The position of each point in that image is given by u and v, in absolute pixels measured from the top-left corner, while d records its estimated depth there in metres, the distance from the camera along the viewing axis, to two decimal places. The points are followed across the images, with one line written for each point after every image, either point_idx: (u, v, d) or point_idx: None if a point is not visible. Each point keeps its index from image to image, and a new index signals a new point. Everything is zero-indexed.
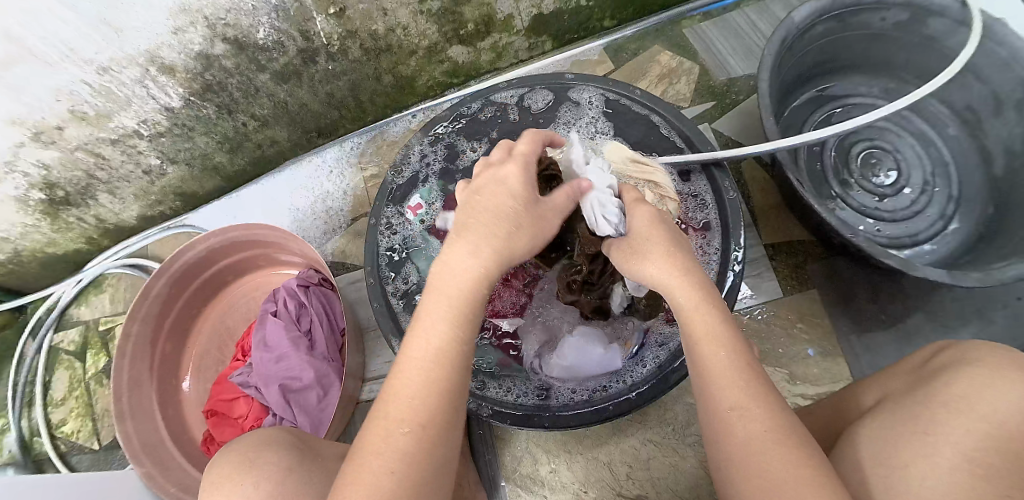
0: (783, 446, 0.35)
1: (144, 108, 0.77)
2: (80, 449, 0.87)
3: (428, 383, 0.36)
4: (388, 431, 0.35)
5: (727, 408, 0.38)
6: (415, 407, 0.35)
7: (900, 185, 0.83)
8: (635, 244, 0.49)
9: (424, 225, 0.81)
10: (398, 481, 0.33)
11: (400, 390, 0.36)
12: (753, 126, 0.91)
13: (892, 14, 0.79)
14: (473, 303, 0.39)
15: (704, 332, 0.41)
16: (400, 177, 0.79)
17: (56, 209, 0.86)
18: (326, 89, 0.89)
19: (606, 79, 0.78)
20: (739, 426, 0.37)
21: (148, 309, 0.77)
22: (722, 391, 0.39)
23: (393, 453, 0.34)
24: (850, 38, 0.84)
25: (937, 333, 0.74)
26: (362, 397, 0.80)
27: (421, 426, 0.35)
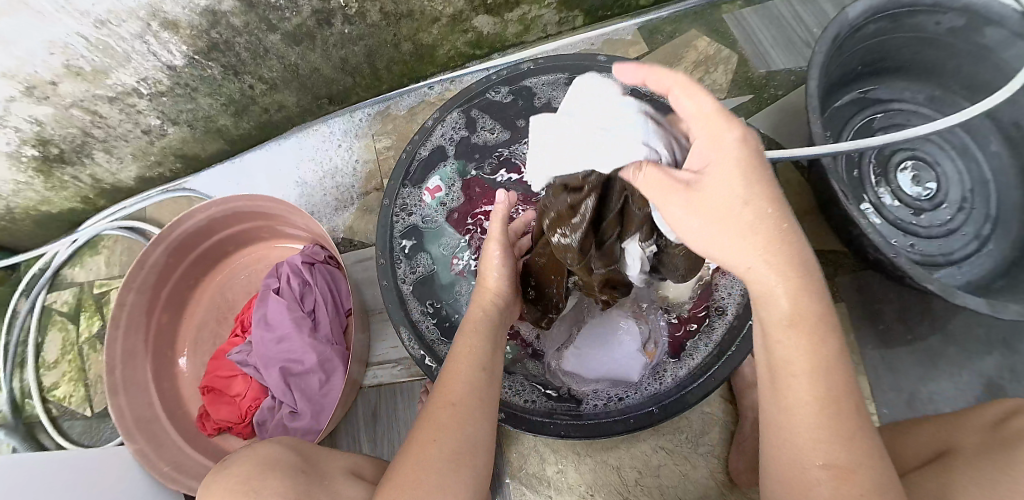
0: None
1: (144, 65, 0.71)
2: (72, 414, 0.85)
3: (467, 374, 0.45)
4: (441, 410, 0.42)
5: (817, 465, 0.35)
6: (458, 393, 0.43)
7: (937, 201, 0.80)
8: (703, 196, 0.37)
9: (443, 209, 0.77)
10: (443, 447, 0.39)
11: (445, 383, 0.45)
12: (792, 124, 0.85)
13: (948, 18, 0.73)
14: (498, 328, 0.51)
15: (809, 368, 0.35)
16: (420, 156, 0.74)
17: (50, 166, 0.82)
18: (339, 54, 0.82)
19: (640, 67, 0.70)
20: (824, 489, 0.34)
21: (144, 279, 0.74)
22: (814, 447, 0.35)
23: (443, 428, 0.41)
24: (901, 39, 0.78)
25: (961, 357, 0.73)
26: (365, 381, 0.77)
27: (465, 413, 0.42)
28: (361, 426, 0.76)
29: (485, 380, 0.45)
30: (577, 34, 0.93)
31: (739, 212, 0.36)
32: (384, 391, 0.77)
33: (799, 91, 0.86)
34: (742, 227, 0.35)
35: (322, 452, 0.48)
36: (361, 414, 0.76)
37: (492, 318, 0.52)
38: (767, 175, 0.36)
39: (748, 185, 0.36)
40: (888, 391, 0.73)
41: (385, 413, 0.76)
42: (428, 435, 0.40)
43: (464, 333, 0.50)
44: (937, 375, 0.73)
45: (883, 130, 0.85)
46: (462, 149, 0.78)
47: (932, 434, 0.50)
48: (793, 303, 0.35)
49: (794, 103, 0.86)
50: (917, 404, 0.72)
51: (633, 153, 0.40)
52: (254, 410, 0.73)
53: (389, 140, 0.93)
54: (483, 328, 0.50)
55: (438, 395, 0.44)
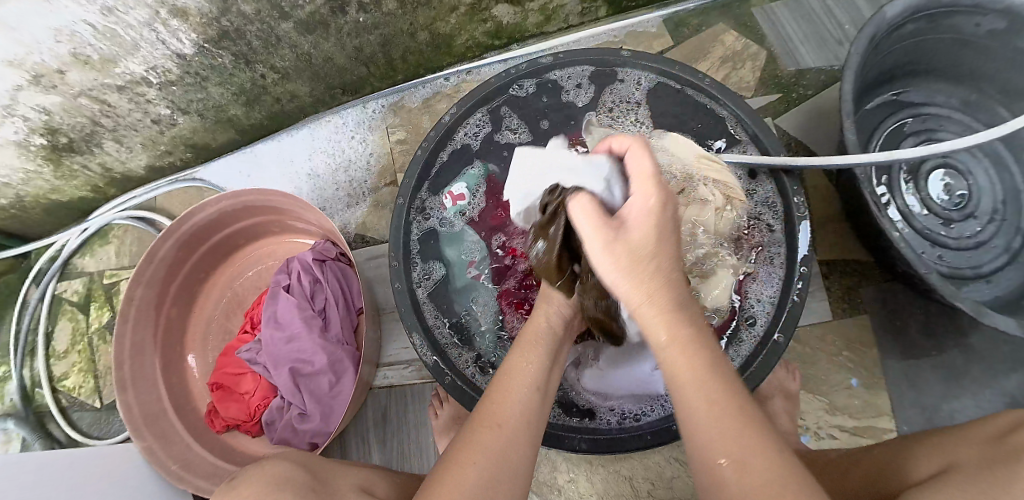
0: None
1: (153, 53, 0.70)
2: (81, 405, 0.85)
3: (520, 398, 0.42)
4: (486, 432, 0.39)
5: (712, 455, 0.32)
6: (508, 418, 0.41)
7: (968, 211, 0.76)
8: (628, 242, 0.39)
9: (462, 216, 0.74)
10: (480, 470, 0.37)
11: (495, 403, 0.42)
12: (825, 126, 0.81)
13: (988, 21, 0.68)
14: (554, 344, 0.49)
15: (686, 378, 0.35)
16: (440, 156, 0.72)
17: (59, 155, 0.81)
18: (354, 43, 0.79)
19: (671, 64, 0.68)
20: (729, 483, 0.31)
21: (153, 273, 0.73)
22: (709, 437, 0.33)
23: (484, 452, 0.38)
24: (934, 41, 0.74)
25: (986, 375, 0.70)
26: (374, 382, 0.76)
27: (512, 439, 0.39)
28: (369, 428, 0.75)
29: (537, 407, 0.43)
30: (600, 25, 0.89)
31: (647, 267, 0.38)
32: (394, 391, 0.76)
33: (832, 90, 0.82)
34: (642, 280, 0.38)
35: (335, 474, 0.46)
36: (370, 415, 0.75)
37: (557, 333, 0.50)
38: (670, 236, 0.40)
39: (660, 242, 0.39)
40: (910, 408, 0.71)
41: (393, 416, 0.75)
42: (466, 455, 0.38)
43: (522, 349, 0.47)
44: (960, 391, 0.70)
45: (914, 135, 0.80)
46: (484, 153, 0.75)
47: (932, 452, 0.42)
48: (662, 326, 0.37)
49: (826, 103, 0.82)
50: (939, 423, 0.69)
51: (591, 186, 0.45)
52: (263, 408, 0.72)
53: (403, 133, 0.90)
54: (543, 348, 0.47)
55: (484, 413, 0.41)
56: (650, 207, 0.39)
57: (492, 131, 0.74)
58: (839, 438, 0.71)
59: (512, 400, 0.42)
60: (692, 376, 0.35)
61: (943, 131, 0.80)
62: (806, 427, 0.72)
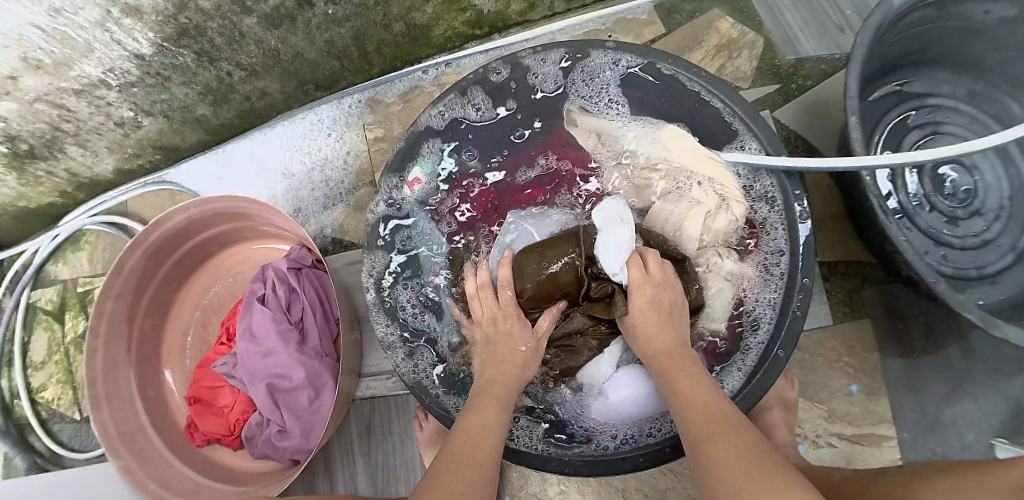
0: (744, 454, 0.38)
1: (109, 54, 0.65)
2: (62, 417, 0.84)
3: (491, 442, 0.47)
4: (464, 465, 0.43)
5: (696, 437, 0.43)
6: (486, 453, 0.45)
7: (974, 208, 0.74)
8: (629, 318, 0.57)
9: (423, 205, 0.73)
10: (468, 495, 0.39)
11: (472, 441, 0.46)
12: (825, 121, 0.77)
13: (998, 8, 0.64)
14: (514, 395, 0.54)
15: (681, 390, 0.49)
16: (412, 147, 0.69)
17: (21, 162, 0.78)
18: (324, 37, 0.75)
19: (647, 51, 0.63)
20: (708, 452, 0.41)
21: (123, 285, 0.70)
22: (694, 427, 0.44)
23: (469, 481, 0.41)
24: (942, 29, 0.69)
25: (988, 379, 0.69)
26: (358, 393, 0.74)
27: (489, 473, 0.43)
28: (356, 440, 0.73)
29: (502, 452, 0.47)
30: (587, 12, 0.84)
31: (650, 322, 0.55)
32: (378, 403, 0.74)
33: (831, 81, 0.78)
34: (649, 324, 0.56)
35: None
36: (356, 426, 0.74)
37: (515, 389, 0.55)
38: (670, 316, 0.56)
39: (646, 314, 0.56)
40: (911, 413, 0.70)
41: (381, 428, 0.73)
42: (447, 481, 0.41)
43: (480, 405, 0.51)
44: (961, 396, 0.69)
45: (918, 128, 0.77)
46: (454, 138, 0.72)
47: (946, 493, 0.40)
48: (658, 351, 0.54)
49: (826, 94, 0.78)
50: (939, 428, 0.68)
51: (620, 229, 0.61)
52: (243, 422, 0.71)
53: (382, 129, 0.86)
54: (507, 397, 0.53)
55: (460, 448, 0.45)
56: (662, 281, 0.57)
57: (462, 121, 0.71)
58: (836, 445, 0.70)
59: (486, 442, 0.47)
60: (683, 388, 0.49)
61: (948, 124, 0.76)
62: (804, 436, 0.71)
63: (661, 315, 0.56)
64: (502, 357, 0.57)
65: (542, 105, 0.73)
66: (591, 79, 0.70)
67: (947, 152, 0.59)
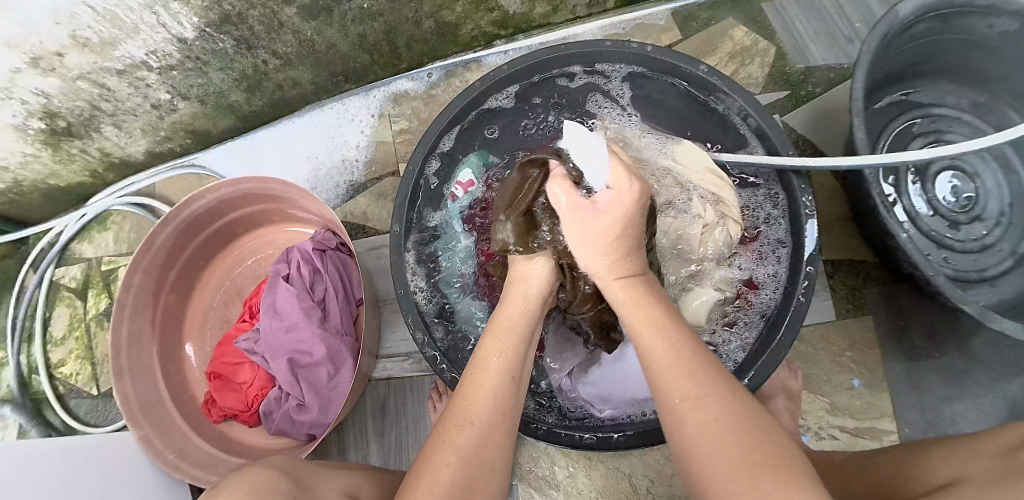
0: (741, 437, 0.32)
1: (154, 37, 0.69)
2: (79, 392, 0.85)
3: (494, 384, 0.41)
4: (452, 433, 0.38)
5: (673, 400, 0.36)
6: (478, 412, 0.39)
7: (974, 214, 0.76)
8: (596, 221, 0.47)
9: (463, 206, 0.75)
10: (455, 471, 0.35)
11: (464, 400, 0.40)
12: (833, 124, 0.80)
13: (1001, 22, 0.66)
14: (521, 331, 0.46)
15: (643, 334, 0.40)
16: (453, 140, 0.72)
17: (57, 139, 0.80)
18: (358, 30, 0.78)
19: (675, 58, 0.65)
20: (690, 423, 0.34)
21: (151, 260, 0.72)
22: (663, 385, 0.37)
23: (454, 450, 0.36)
24: (946, 41, 0.72)
25: (988, 379, 0.69)
26: (373, 374, 0.75)
27: (483, 437, 0.38)
28: (368, 419, 0.74)
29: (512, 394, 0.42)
30: (608, 18, 0.88)
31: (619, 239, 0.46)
32: (392, 384, 0.75)
33: (840, 88, 0.81)
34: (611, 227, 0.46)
35: (314, 475, 0.47)
36: (368, 405, 0.75)
37: (529, 320, 0.48)
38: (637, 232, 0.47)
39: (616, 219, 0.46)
40: (911, 410, 0.71)
41: (392, 408, 0.74)
42: (441, 449, 0.37)
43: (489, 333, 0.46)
44: (961, 395, 0.69)
45: (923, 136, 0.79)
46: (468, 136, 0.74)
47: (945, 458, 0.41)
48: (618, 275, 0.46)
49: (835, 101, 0.81)
50: (941, 425, 0.69)
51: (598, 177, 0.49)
52: (261, 398, 0.72)
53: (406, 122, 0.89)
54: (516, 334, 0.46)
55: (453, 412, 0.40)
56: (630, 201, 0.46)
57: (486, 118, 0.74)
58: (839, 438, 0.71)
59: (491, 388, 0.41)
60: (648, 333, 0.40)
61: (950, 133, 0.79)
62: (807, 427, 0.72)
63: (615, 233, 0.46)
64: (520, 271, 0.52)
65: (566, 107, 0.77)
66: (608, 77, 0.73)
67: (949, 152, 0.60)
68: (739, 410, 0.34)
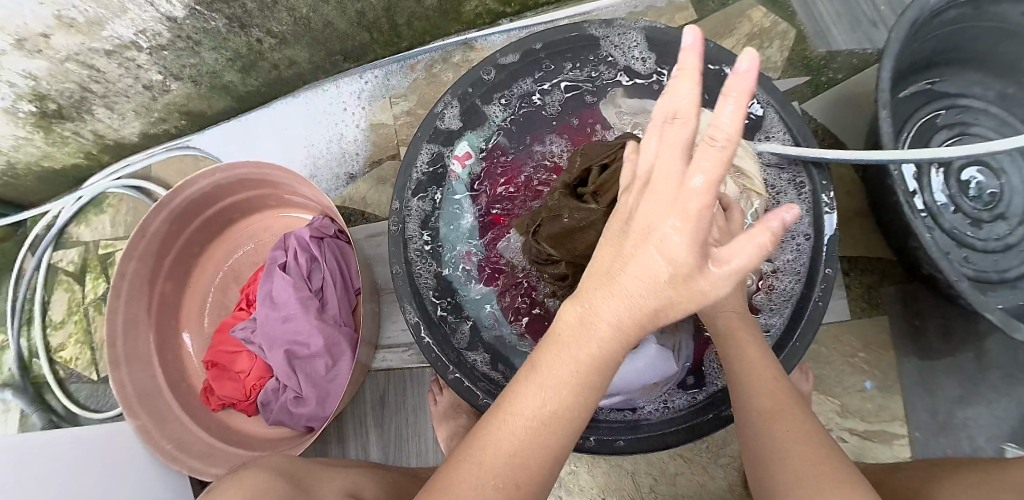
0: (817, 453, 0.36)
1: (142, 16, 0.65)
2: (79, 376, 0.85)
3: (545, 434, 0.31)
4: (479, 477, 0.30)
5: (761, 413, 0.41)
6: (517, 463, 0.30)
7: (998, 212, 0.72)
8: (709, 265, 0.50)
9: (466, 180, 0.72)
10: None
11: (499, 439, 0.31)
12: (854, 113, 0.76)
13: None
14: (604, 370, 0.32)
15: (740, 356, 0.46)
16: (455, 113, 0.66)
17: (48, 122, 0.78)
18: (355, 8, 0.74)
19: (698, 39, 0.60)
20: (774, 432, 0.39)
21: (145, 247, 0.70)
22: (757, 397, 0.42)
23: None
24: (980, 28, 0.68)
25: (1004, 384, 0.67)
26: (373, 364, 0.74)
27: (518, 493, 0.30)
28: (368, 411, 0.74)
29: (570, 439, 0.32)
30: None
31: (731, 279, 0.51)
32: (392, 374, 0.74)
33: (864, 74, 0.77)
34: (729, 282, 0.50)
35: (316, 477, 0.46)
36: (368, 396, 0.74)
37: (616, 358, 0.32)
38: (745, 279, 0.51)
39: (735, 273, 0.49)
40: (923, 413, 0.69)
41: (392, 400, 0.73)
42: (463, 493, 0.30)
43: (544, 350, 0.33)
44: (975, 400, 0.67)
45: (947, 128, 0.75)
46: (471, 116, 0.69)
47: (972, 486, 0.39)
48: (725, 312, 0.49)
49: (859, 88, 0.76)
50: (953, 431, 0.67)
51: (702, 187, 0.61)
52: (259, 388, 0.71)
53: (407, 105, 0.86)
54: (589, 378, 0.31)
55: (483, 444, 0.31)
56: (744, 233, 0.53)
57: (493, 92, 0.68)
58: (848, 440, 0.70)
59: (538, 438, 0.31)
60: (746, 356, 0.45)
61: (977, 125, 0.74)
62: None
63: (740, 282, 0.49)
64: (647, 284, 0.30)
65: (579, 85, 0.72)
66: (622, 48, 0.66)
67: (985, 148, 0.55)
68: (815, 429, 0.39)
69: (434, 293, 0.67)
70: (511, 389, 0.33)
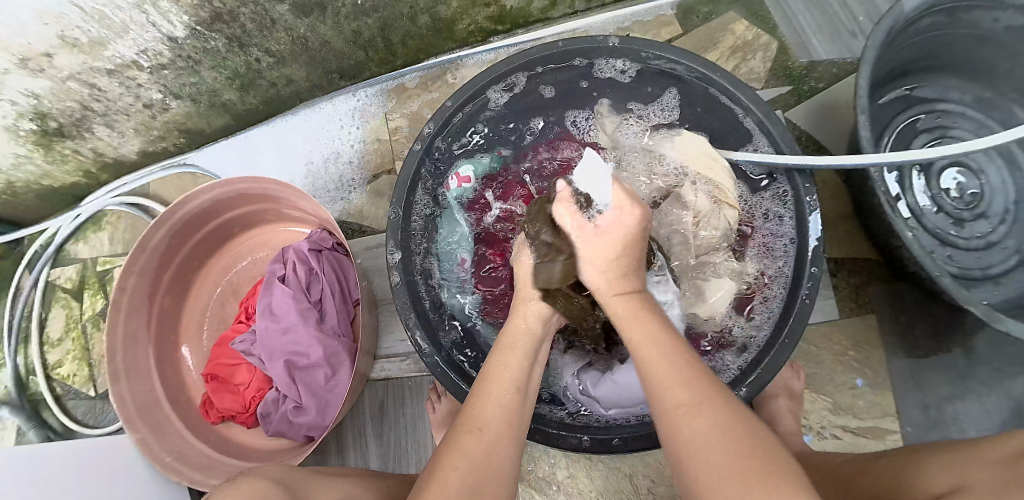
0: (735, 446, 0.33)
1: (143, 36, 0.67)
2: (77, 393, 0.85)
3: (501, 399, 0.42)
4: (471, 435, 0.40)
5: (675, 407, 0.36)
6: (488, 420, 0.41)
7: (979, 211, 0.74)
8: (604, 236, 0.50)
9: (459, 199, 0.74)
10: (462, 474, 0.37)
11: (475, 406, 0.42)
12: (835, 121, 0.80)
13: (1007, 16, 0.65)
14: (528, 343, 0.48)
15: (642, 337, 0.42)
16: (462, 113, 0.66)
17: (49, 140, 0.79)
18: (351, 27, 0.76)
19: (695, 58, 0.62)
20: (685, 430, 0.35)
21: (145, 262, 0.71)
22: (669, 390, 0.37)
23: (466, 457, 0.38)
24: (952, 36, 0.71)
25: (992, 378, 0.68)
26: (373, 374, 0.75)
27: (493, 441, 0.40)
28: (367, 420, 0.74)
29: (519, 424, 0.42)
30: (608, 11, 0.86)
31: (609, 242, 0.49)
32: (392, 384, 0.75)
33: (843, 83, 0.80)
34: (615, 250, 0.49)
35: (312, 486, 0.47)
36: (367, 406, 0.74)
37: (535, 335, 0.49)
38: (634, 250, 0.50)
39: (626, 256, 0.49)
40: (913, 409, 0.70)
41: (392, 409, 0.74)
42: (452, 456, 0.38)
43: (498, 352, 0.47)
44: (963, 394, 0.69)
45: (926, 132, 0.78)
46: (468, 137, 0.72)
47: (946, 467, 0.40)
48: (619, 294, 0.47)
49: (839, 96, 0.80)
50: (944, 425, 0.68)
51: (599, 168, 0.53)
52: (258, 400, 0.71)
53: (404, 119, 0.88)
54: (521, 348, 0.47)
55: (466, 416, 0.41)
56: (627, 225, 0.50)
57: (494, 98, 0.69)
58: (841, 437, 0.71)
59: (500, 390, 0.43)
60: (647, 343, 0.41)
61: (957, 128, 0.77)
62: (809, 427, 0.72)
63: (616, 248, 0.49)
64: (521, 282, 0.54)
65: (569, 89, 0.73)
66: (614, 64, 0.68)
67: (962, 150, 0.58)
68: (736, 419, 0.35)
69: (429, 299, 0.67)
70: (483, 370, 0.45)
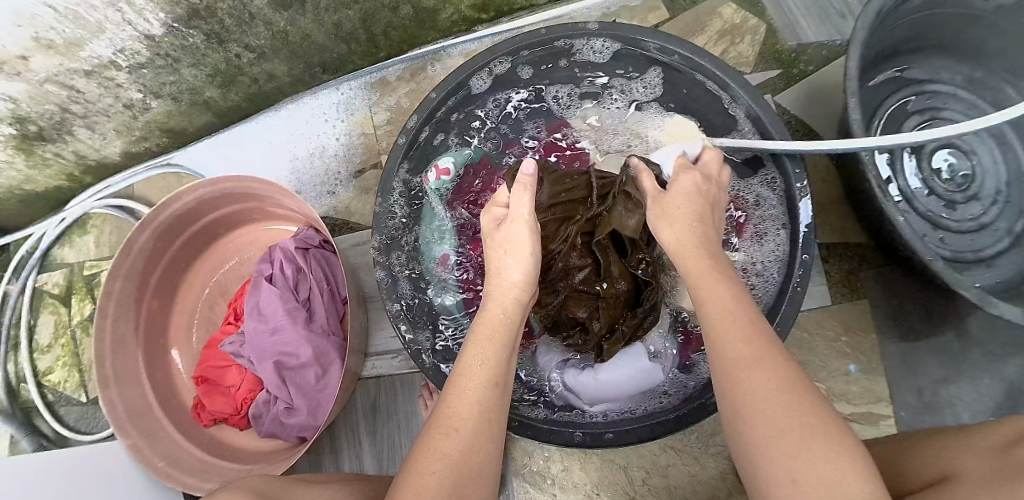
0: (796, 404, 0.32)
1: (119, 35, 0.66)
2: (68, 399, 0.85)
3: (477, 392, 0.40)
4: (445, 434, 0.38)
5: (734, 363, 0.35)
6: (465, 419, 0.38)
7: (971, 193, 0.74)
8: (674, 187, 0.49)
9: (438, 193, 0.72)
10: (439, 478, 0.35)
11: (451, 404, 0.40)
12: (826, 104, 0.78)
13: None
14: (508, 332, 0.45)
15: (708, 294, 0.40)
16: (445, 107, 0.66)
17: (29, 144, 0.78)
18: (332, 20, 0.74)
19: (679, 41, 0.61)
20: (748, 386, 0.34)
21: (131, 266, 0.70)
22: (731, 344, 0.36)
23: (440, 458, 0.36)
24: (943, 15, 0.70)
25: (985, 360, 0.69)
26: (363, 372, 0.75)
27: (472, 440, 0.38)
28: (360, 419, 0.74)
29: (495, 416, 0.40)
30: None
31: (679, 199, 0.47)
32: (383, 382, 0.75)
33: (834, 65, 0.78)
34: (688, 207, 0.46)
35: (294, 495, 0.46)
36: (359, 405, 0.74)
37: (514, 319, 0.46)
38: (708, 212, 0.47)
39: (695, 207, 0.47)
40: (907, 393, 0.70)
41: (384, 407, 0.74)
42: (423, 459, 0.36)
43: (479, 339, 0.44)
44: (956, 377, 0.69)
45: (918, 113, 0.77)
46: (452, 128, 0.71)
47: (938, 454, 0.40)
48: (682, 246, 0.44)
49: (830, 79, 0.78)
50: (937, 408, 0.68)
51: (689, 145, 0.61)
52: (250, 401, 0.71)
53: (389, 113, 0.87)
54: (498, 337, 0.44)
55: (441, 415, 0.39)
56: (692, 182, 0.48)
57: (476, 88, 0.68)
58: None
59: (479, 383, 0.41)
60: (715, 294, 0.39)
61: (947, 109, 0.76)
62: None
63: (691, 201, 0.47)
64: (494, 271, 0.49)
65: (553, 78, 0.72)
66: (597, 50, 0.67)
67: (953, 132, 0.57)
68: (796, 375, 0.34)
69: (412, 295, 0.66)
70: (458, 360, 0.43)
